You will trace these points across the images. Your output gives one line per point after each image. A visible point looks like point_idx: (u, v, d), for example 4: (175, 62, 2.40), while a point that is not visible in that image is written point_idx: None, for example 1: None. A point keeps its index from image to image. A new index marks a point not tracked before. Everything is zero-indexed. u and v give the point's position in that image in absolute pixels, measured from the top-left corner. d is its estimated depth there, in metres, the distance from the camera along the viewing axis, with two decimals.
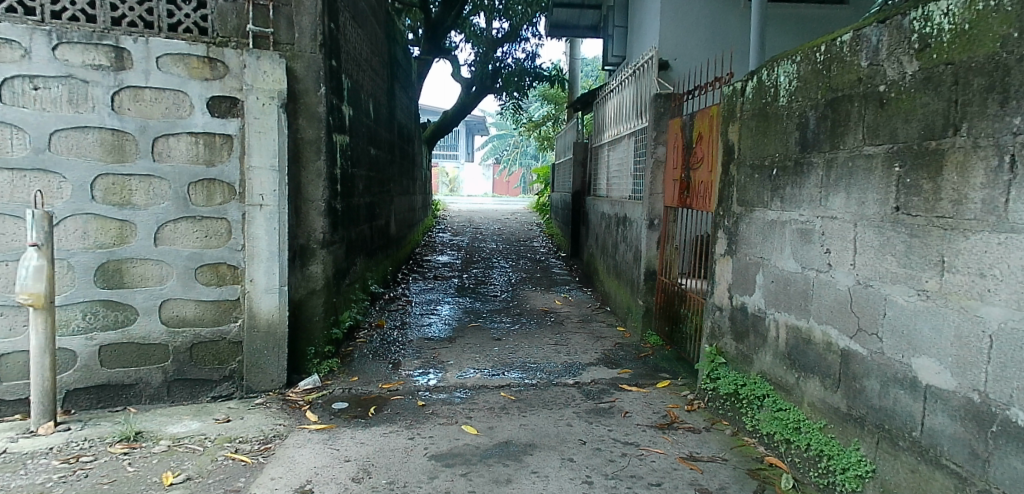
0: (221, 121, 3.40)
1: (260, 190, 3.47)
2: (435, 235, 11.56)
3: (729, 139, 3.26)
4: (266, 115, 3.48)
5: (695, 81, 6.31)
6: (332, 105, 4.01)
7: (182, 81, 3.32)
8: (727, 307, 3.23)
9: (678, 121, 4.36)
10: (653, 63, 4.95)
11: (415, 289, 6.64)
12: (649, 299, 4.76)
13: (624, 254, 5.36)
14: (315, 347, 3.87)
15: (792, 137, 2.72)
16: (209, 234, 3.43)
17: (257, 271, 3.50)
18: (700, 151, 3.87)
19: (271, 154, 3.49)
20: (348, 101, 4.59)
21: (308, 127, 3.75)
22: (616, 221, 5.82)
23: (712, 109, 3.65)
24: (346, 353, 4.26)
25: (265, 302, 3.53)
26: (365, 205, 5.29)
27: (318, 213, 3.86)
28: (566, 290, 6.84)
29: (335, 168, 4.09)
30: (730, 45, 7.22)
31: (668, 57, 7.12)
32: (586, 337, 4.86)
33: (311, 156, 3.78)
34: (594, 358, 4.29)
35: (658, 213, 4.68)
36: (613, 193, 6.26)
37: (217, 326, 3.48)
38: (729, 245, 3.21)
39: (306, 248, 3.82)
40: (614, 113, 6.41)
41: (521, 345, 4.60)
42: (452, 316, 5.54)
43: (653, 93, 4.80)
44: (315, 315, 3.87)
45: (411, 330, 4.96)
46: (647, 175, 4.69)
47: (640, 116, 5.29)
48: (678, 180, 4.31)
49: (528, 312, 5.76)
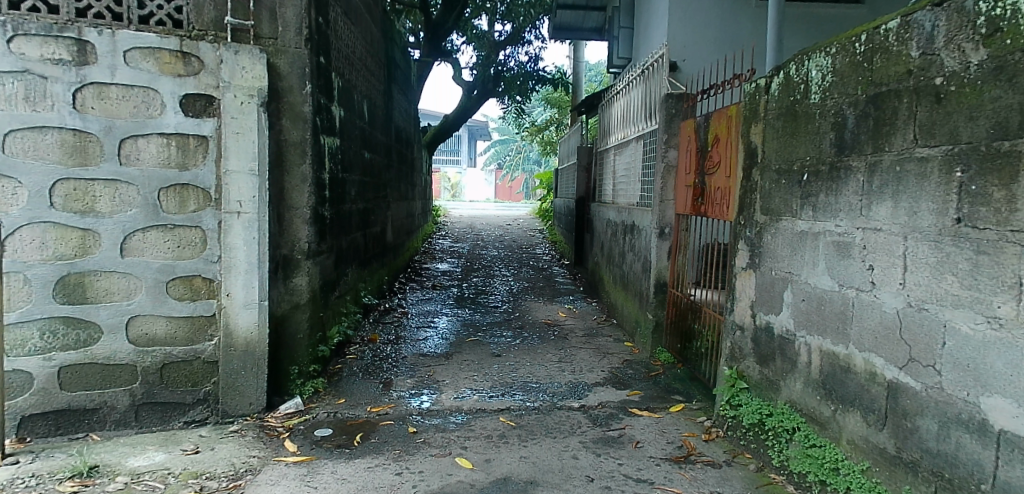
0: (195, 122, 3.12)
1: (237, 197, 3.19)
2: (435, 242, 11.27)
3: (752, 141, 2.96)
4: (244, 114, 3.19)
5: (706, 82, 6.02)
6: (319, 104, 3.73)
7: (152, 78, 3.04)
8: (749, 326, 2.93)
9: (691, 124, 4.07)
10: (663, 63, 4.68)
11: (413, 300, 6.35)
12: (660, 313, 4.45)
13: (632, 264, 5.06)
14: (299, 366, 3.58)
15: (827, 138, 2.42)
16: (182, 244, 3.15)
17: (234, 284, 3.21)
18: (716, 154, 3.57)
19: (250, 157, 3.21)
20: (339, 100, 4.32)
21: (292, 128, 3.47)
22: (623, 228, 5.53)
23: (730, 110, 3.36)
24: (335, 371, 3.96)
25: (242, 319, 3.24)
26: (358, 212, 5.03)
27: (303, 220, 3.57)
28: (570, 301, 6.54)
29: (322, 172, 3.80)
30: (741, 46, 6.93)
31: (676, 58, 6.84)
32: (591, 353, 4.56)
33: (296, 160, 3.50)
34: (601, 377, 3.98)
35: (669, 221, 4.38)
36: (619, 200, 5.98)
37: (190, 344, 3.19)
38: (752, 257, 2.92)
39: (290, 259, 3.53)
40: (620, 117, 6.14)
41: (523, 362, 4.30)
42: (450, 329, 5.24)
43: (663, 92, 4.51)
44: (299, 332, 3.58)
45: (405, 345, 4.66)
46: (657, 181, 4.40)
47: (648, 118, 5.01)
48: (692, 186, 4.01)
49: (530, 325, 5.45)
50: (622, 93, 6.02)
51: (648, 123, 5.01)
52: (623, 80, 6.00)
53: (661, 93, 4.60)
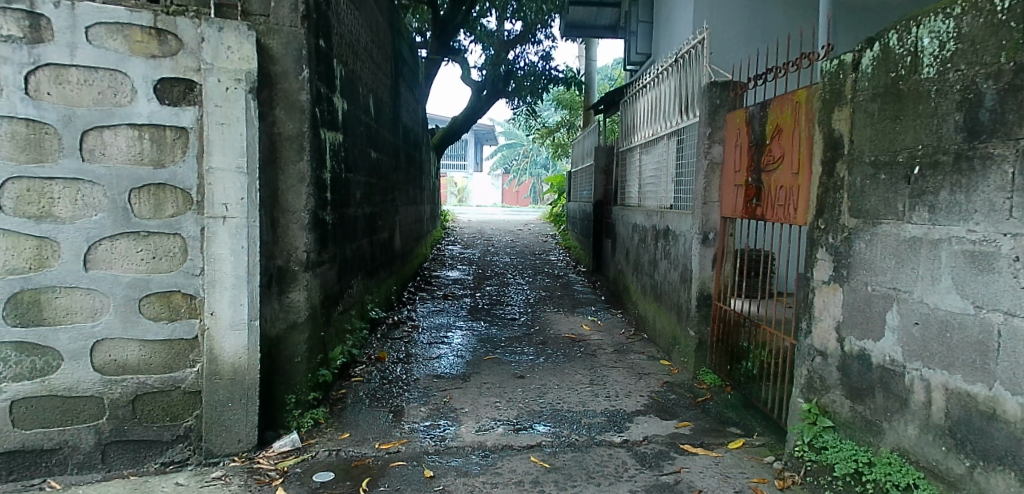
0: (173, 111, 2.67)
1: (223, 199, 2.72)
2: (444, 248, 10.77)
3: (835, 128, 2.48)
4: (231, 102, 2.72)
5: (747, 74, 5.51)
6: (318, 93, 3.27)
7: (121, 59, 2.58)
8: (835, 352, 2.44)
9: (741, 114, 3.57)
10: (702, 50, 4.19)
11: (424, 312, 5.86)
12: (703, 329, 3.94)
13: (666, 273, 4.57)
14: (297, 394, 3.07)
15: (949, 121, 1.95)
16: (157, 254, 2.68)
17: (219, 302, 2.74)
18: (777, 148, 3.09)
19: (237, 152, 2.74)
20: (341, 92, 3.86)
21: (287, 120, 3.02)
22: (653, 234, 5.03)
23: (798, 95, 2.89)
24: (338, 398, 3.47)
25: (229, 342, 2.76)
26: (364, 216, 4.56)
27: (301, 226, 3.09)
28: (593, 312, 6.04)
29: (322, 171, 3.33)
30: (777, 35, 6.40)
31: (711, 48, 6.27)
32: (625, 374, 4.06)
33: (292, 156, 3.04)
34: (642, 405, 3.50)
35: (713, 226, 3.87)
36: (647, 203, 5.49)
37: (169, 372, 2.72)
38: (839, 270, 2.42)
39: (286, 271, 3.05)
40: (647, 112, 5.66)
41: (550, 386, 3.81)
42: (465, 345, 4.76)
43: (704, 81, 4.02)
44: (297, 355, 3.08)
45: (417, 365, 4.17)
46: (700, 181, 3.91)
47: (684, 112, 4.52)
48: (742, 185, 3.53)
49: (553, 340, 4.96)
50: (651, 86, 5.53)
51: (683, 117, 4.53)
52: (650, 72, 5.52)
53: (701, 83, 4.11)
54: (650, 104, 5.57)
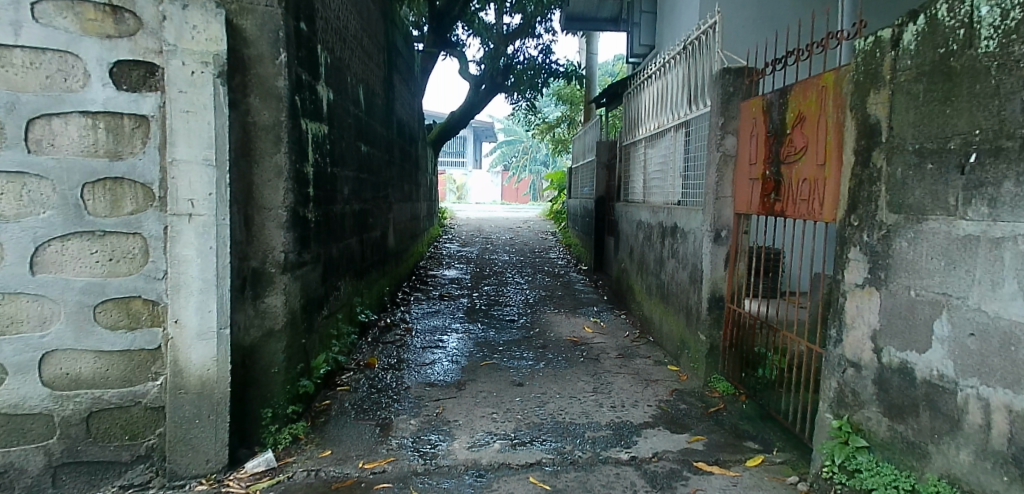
0: (131, 97, 2.40)
1: (188, 194, 2.45)
2: (441, 246, 10.51)
3: (870, 112, 2.21)
4: (197, 88, 2.44)
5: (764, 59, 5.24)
6: (299, 80, 2.99)
7: (72, 39, 2.32)
8: (871, 364, 2.18)
9: (757, 103, 3.31)
10: (714, 35, 3.91)
11: (418, 313, 5.60)
12: (715, 334, 3.67)
13: (673, 273, 4.30)
14: (273, 408, 2.81)
15: (1014, 101, 1.71)
16: (114, 257, 2.42)
17: (184, 308, 2.48)
18: (801, 138, 2.84)
19: (204, 143, 2.46)
20: (326, 80, 3.58)
21: (262, 108, 2.74)
22: (660, 231, 4.76)
23: (825, 79, 2.65)
24: (321, 411, 3.20)
25: (196, 352, 2.49)
26: (353, 213, 4.30)
27: (278, 224, 2.82)
28: (595, 313, 5.78)
29: (303, 165, 3.05)
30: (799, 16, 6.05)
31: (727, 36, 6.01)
32: (631, 381, 3.80)
33: (268, 148, 2.76)
34: (650, 416, 3.24)
35: (726, 223, 3.60)
36: (653, 198, 5.21)
37: (128, 387, 2.47)
38: (876, 272, 2.16)
39: (262, 274, 2.78)
40: (652, 104, 5.39)
41: (550, 394, 3.55)
42: (461, 349, 4.50)
43: (716, 67, 3.74)
44: (274, 365, 2.81)
45: (409, 372, 3.91)
46: (711, 175, 3.64)
47: (693, 101, 4.25)
48: (758, 179, 3.27)
49: (553, 343, 4.70)
50: (657, 76, 5.25)
51: (692, 107, 4.26)
52: (656, 62, 5.25)
53: (713, 70, 3.83)
54: (655, 96, 5.30)
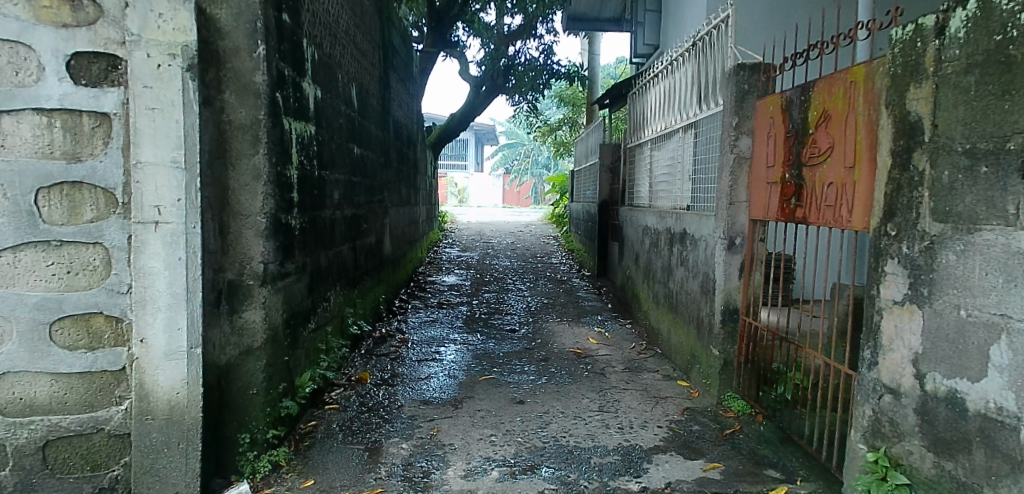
0: (90, 93, 2.18)
1: (155, 200, 2.23)
2: (441, 251, 10.29)
3: (909, 108, 1.99)
4: (164, 83, 2.22)
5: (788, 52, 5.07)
6: (280, 75, 2.77)
7: (25, 29, 2.13)
8: (913, 392, 1.95)
9: (775, 101, 3.09)
10: (725, 30, 3.69)
11: (415, 323, 5.38)
12: (729, 349, 3.43)
13: (683, 282, 4.07)
14: (251, 433, 2.58)
15: None
16: (73, 269, 2.20)
17: (150, 326, 2.25)
18: (827, 138, 2.61)
19: (172, 144, 2.24)
20: (314, 77, 3.37)
21: (239, 106, 2.54)
22: (667, 238, 4.53)
23: (854, 74, 2.43)
24: (306, 433, 2.97)
25: (163, 374, 2.26)
26: (345, 218, 4.08)
27: (257, 232, 2.59)
28: (599, 322, 5.54)
29: (286, 167, 2.83)
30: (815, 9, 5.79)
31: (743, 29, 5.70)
32: (639, 399, 3.57)
33: (244, 149, 2.55)
34: (660, 439, 3.00)
35: (741, 229, 3.37)
36: (660, 203, 4.99)
37: (88, 413, 2.25)
38: (918, 289, 1.93)
39: (239, 286, 2.55)
40: (658, 104, 5.17)
41: (552, 413, 3.32)
42: (459, 362, 4.27)
43: (728, 64, 3.52)
44: (252, 386, 2.59)
45: (403, 387, 3.68)
46: (725, 178, 3.41)
47: (702, 100, 4.03)
48: (777, 182, 3.04)
49: (556, 355, 4.47)
50: (663, 75, 5.03)
51: (702, 107, 4.04)
52: (662, 61, 5.03)
53: (725, 67, 3.61)
54: (662, 97, 5.08)
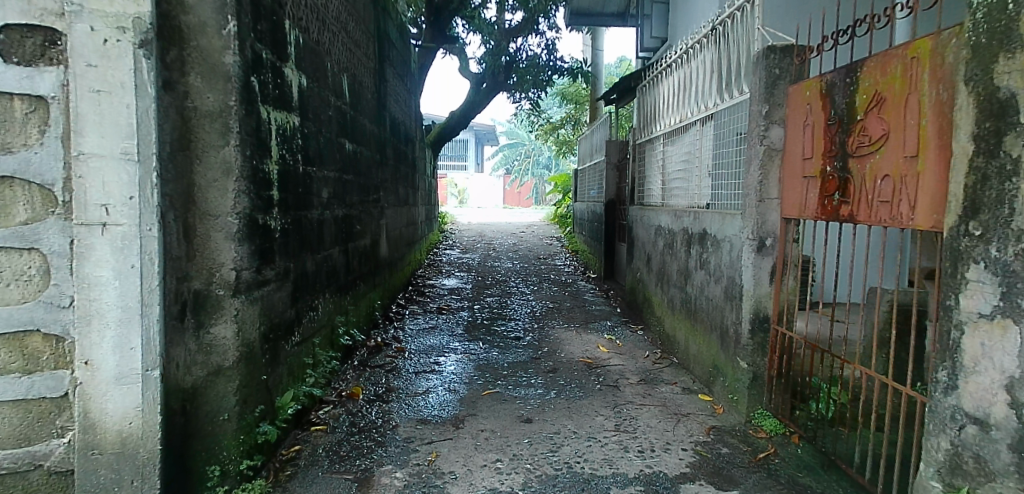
0: (24, 73, 1.88)
1: (101, 198, 1.90)
2: (441, 253, 9.98)
3: (998, 83, 1.66)
4: (111, 61, 1.89)
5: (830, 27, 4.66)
6: (256, 56, 2.44)
7: None
8: (1007, 423, 1.62)
9: (812, 85, 2.77)
10: (751, 10, 3.35)
11: (413, 330, 5.05)
12: (759, 361, 3.09)
13: (703, 286, 3.74)
14: (222, 465, 2.25)
15: None
16: (5, 279, 1.90)
17: (97, 345, 1.92)
18: (881, 125, 2.29)
19: (121, 132, 1.91)
20: (298, 62, 3.04)
21: (206, 90, 2.20)
22: (684, 238, 4.20)
23: (916, 49, 2.11)
24: (289, 459, 2.64)
25: (112, 401, 1.94)
26: (335, 219, 3.75)
27: (227, 235, 2.25)
28: (609, 328, 5.21)
29: (263, 161, 2.50)
30: None
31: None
32: (658, 416, 3.24)
33: (212, 140, 2.21)
34: (686, 464, 2.67)
35: (773, 229, 3.04)
36: (675, 201, 4.66)
37: (24, 446, 1.94)
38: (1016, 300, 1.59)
39: (206, 297, 2.22)
40: (672, 96, 4.84)
41: (563, 434, 2.99)
42: (461, 374, 3.94)
43: (756, 48, 3.19)
44: (223, 411, 2.25)
45: (399, 404, 3.35)
46: (754, 172, 3.08)
47: (724, 89, 3.70)
48: (816, 176, 2.72)
49: (564, 366, 4.14)
50: (677, 65, 4.70)
51: (723, 96, 3.71)
52: (675, 50, 4.70)
53: (752, 50, 3.27)
54: (676, 88, 4.75)
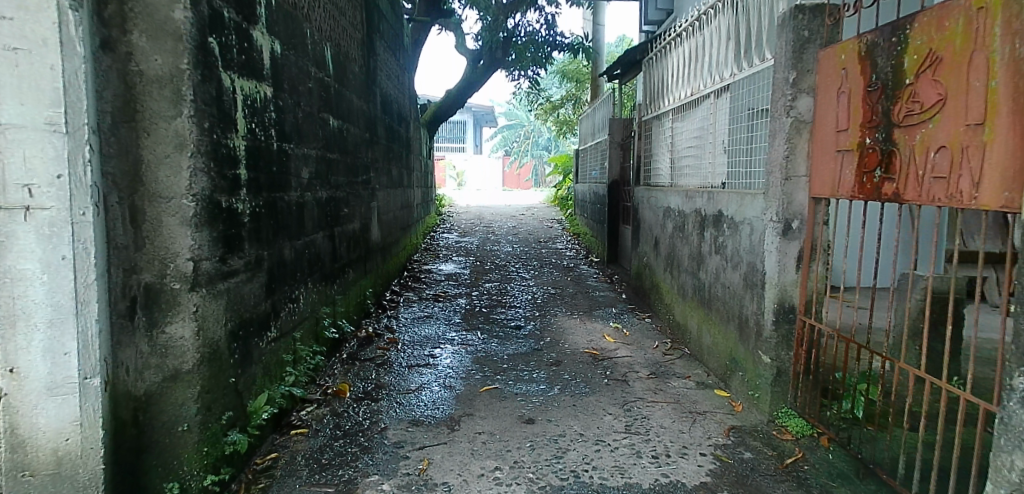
0: None
1: (23, 176, 1.60)
2: (439, 237, 9.69)
3: None
4: (30, 13, 1.58)
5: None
6: (214, 14, 2.11)
7: None
8: None
9: (848, 47, 2.45)
10: None
11: (407, 319, 4.78)
12: (783, 355, 2.82)
13: (720, 272, 3.45)
14: (183, 482, 1.97)
15: None
16: None
17: (23, 351, 1.64)
18: (936, 89, 1.98)
19: (44, 98, 1.61)
20: (270, 25, 2.71)
21: (152, 51, 1.88)
22: (696, 220, 3.90)
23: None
24: (265, 470, 2.37)
25: (44, 415, 1.66)
26: (318, 202, 3.44)
27: (183, 221, 1.94)
28: (614, 316, 4.94)
29: (227, 136, 2.18)
30: None
31: None
32: (673, 415, 2.97)
33: (162, 110, 1.89)
34: (706, 473, 2.41)
35: (800, 210, 2.74)
36: (686, 181, 4.36)
37: None
38: None
39: (160, 293, 1.92)
40: (681, 68, 4.51)
41: (569, 436, 2.72)
42: (457, 367, 3.67)
43: (783, 8, 2.86)
44: (183, 422, 1.97)
45: (389, 403, 3.08)
46: (780, 148, 2.77)
47: (742, 57, 3.38)
48: (851, 149, 2.41)
49: (568, 357, 3.87)
50: (686, 34, 4.37)
51: (741, 65, 3.39)
52: (686, 17, 4.35)
53: (776, 12, 2.95)
54: (686, 59, 4.41)
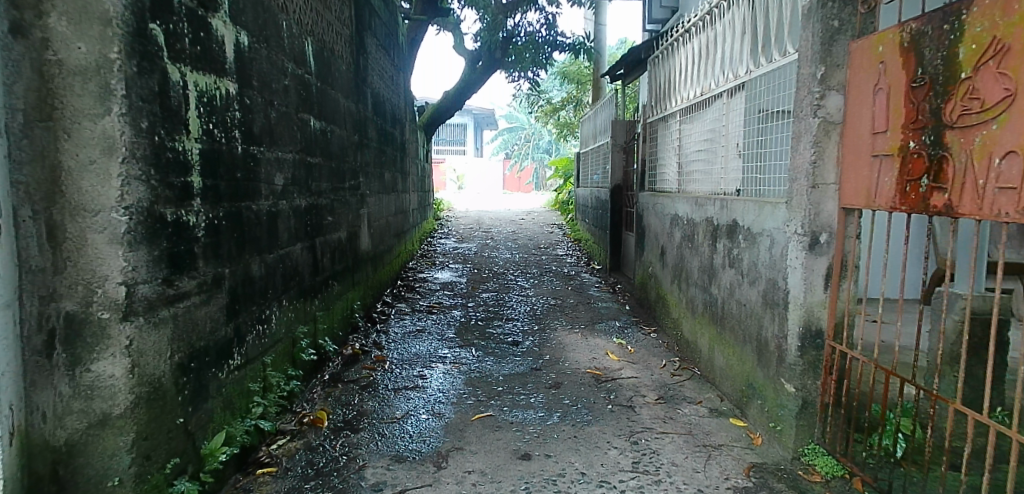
0: None
1: None
2: (436, 243, 9.38)
3: None
4: None
5: None
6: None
7: None
8: None
9: (887, 38, 2.16)
10: None
11: (397, 334, 4.47)
12: (810, 385, 2.51)
13: (735, 288, 3.14)
14: None
15: None
16: None
17: None
18: (1006, 82, 1.70)
19: None
20: (236, 14, 2.42)
21: (76, 39, 1.59)
22: (707, 230, 3.60)
23: None
24: None
25: None
26: (295, 211, 3.14)
27: (113, 239, 1.65)
28: (618, 330, 4.63)
29: (174, 137, 1.88)
30: None
31: None
32: (684, 449, 2.67)
33: (88, 109, 1.61)
34: None
35: (830, 222, 2.43)
36: (695, 187, 4.06)
37: None
38: None
39: (86, 326, 1.64)
40: (689, 65, 4.23)
41: (568, 476, 2.42)
42: (447, 390, 3.37)
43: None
44: (115, 474, 1.69)
45: (371, 434, 2.78)
46: (806, 153, 2.46)
47: (758, 52, 3.09)
48: (890, 154, 2.12)
49: (569, 379, 3.56)
50: (694, 30, 4.10)
51: (758, 61, 3.11)
52: (694, 12, 4.07)
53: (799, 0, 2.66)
54: (694, 57, 4.13)
